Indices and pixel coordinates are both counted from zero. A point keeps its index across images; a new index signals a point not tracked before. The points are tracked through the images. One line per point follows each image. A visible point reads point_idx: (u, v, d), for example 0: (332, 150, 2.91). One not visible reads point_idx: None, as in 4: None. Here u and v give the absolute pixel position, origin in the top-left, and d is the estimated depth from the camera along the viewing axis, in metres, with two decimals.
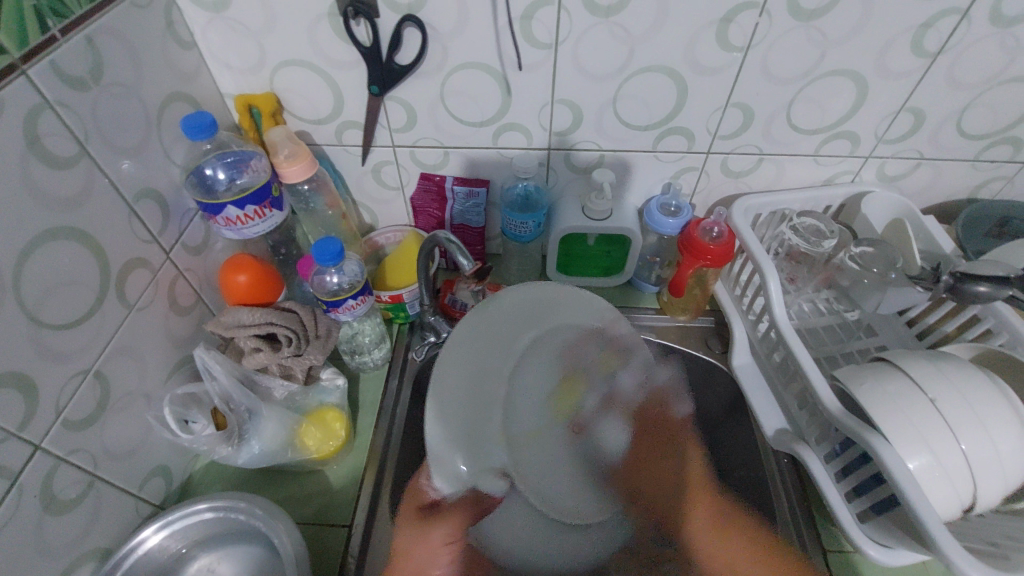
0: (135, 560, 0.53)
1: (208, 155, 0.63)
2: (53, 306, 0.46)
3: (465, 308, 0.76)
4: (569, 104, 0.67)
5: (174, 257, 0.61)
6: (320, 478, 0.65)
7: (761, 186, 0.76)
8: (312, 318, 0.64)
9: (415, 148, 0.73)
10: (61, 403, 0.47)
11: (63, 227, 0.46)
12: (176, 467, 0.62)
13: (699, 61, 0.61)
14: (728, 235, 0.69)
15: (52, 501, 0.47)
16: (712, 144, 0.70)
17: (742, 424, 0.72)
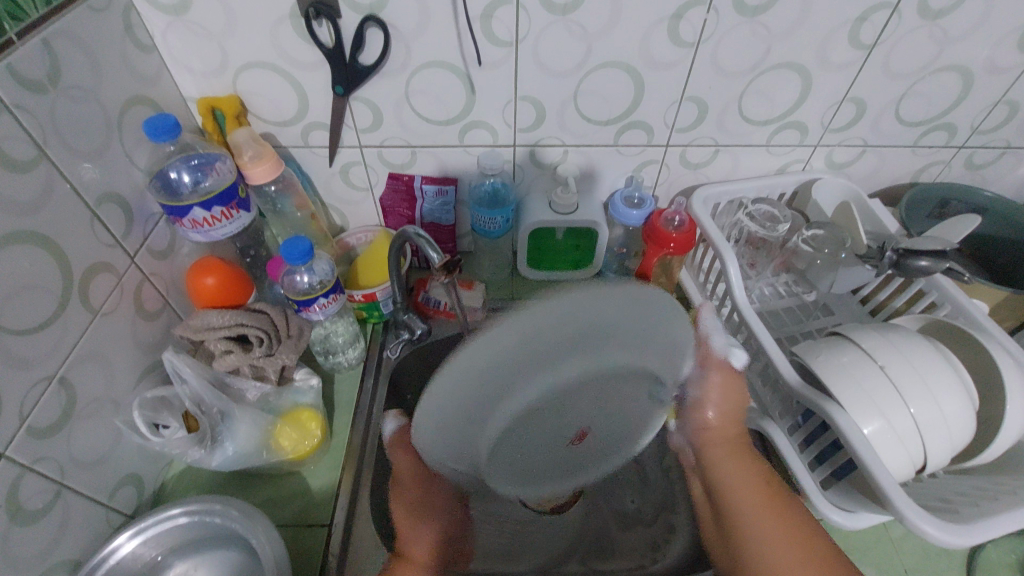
0: (107, 569, 0.52)
1: (173, 158, 0.63)
2: (14, 311, 0.45)
3: (438, 305, 0.80)
4: (532, 100, 0.69)
5: (139, 261, 0.60)
6: (297, 480, 0.65)
7: (719, 177, 0.79)
8: (284, 318, 0.64)
9: (382, 148, 0.74)
10: (24, 410, 0.46)
11: (23, 230, 0.46)
12: (147, 475, 0.61)
13: (654, 55, 0.64)
14: (689, 223, 0.72)
15: (16, 513, 0.45)
16: (670, 136, 0.73)
17: None
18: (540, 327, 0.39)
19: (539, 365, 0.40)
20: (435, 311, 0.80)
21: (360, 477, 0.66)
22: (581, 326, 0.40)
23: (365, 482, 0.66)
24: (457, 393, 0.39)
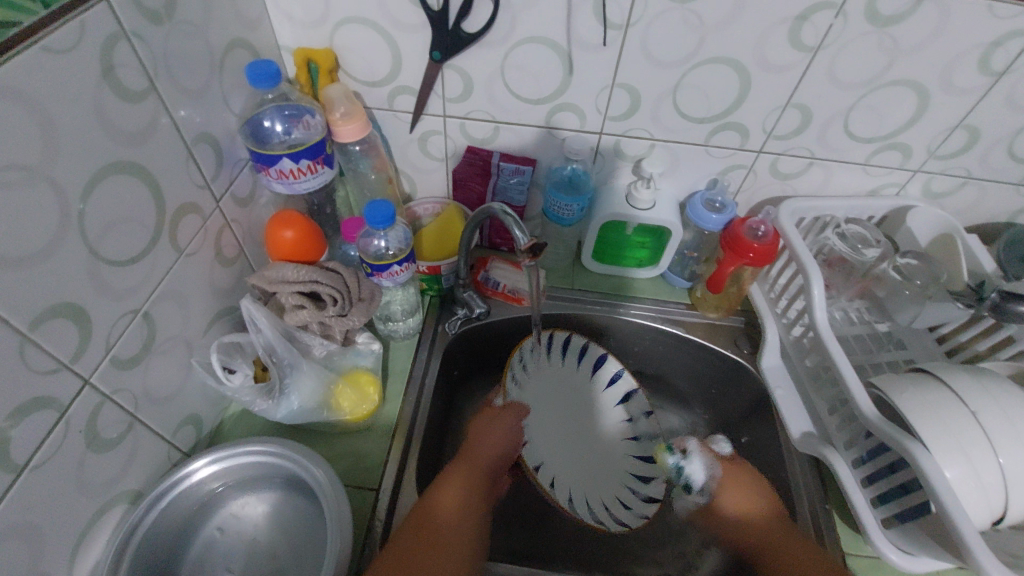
0: (180, 491, 0.53)
1: (267, 105, 0.62)
2: (113, 241, 0.45)
3: (497, 286, 0.79)
4: (629, 89, 0.66)
5: (223, 206, 0.60)
6: (348, 440, 0.65)
7: (806, 191, 0.76)
8: (356, 281, 0.63)
9: (466, 120, 0.72)
10: (110, 339, 0.46)
11: (128, 161, 0.45)
12: (207, 416, 0.62)
13: (767, 57, 0.61)
14: (773, 235, 0.69)
15: (93, 439, 0.46)
16: (765, 143, 0.70)
17: (765, 419, 0.74)
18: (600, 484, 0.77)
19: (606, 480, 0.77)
20: (494, 292, 0.80)
21: (410, 444, 0.66)
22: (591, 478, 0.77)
23: (415, 450, 0.66)
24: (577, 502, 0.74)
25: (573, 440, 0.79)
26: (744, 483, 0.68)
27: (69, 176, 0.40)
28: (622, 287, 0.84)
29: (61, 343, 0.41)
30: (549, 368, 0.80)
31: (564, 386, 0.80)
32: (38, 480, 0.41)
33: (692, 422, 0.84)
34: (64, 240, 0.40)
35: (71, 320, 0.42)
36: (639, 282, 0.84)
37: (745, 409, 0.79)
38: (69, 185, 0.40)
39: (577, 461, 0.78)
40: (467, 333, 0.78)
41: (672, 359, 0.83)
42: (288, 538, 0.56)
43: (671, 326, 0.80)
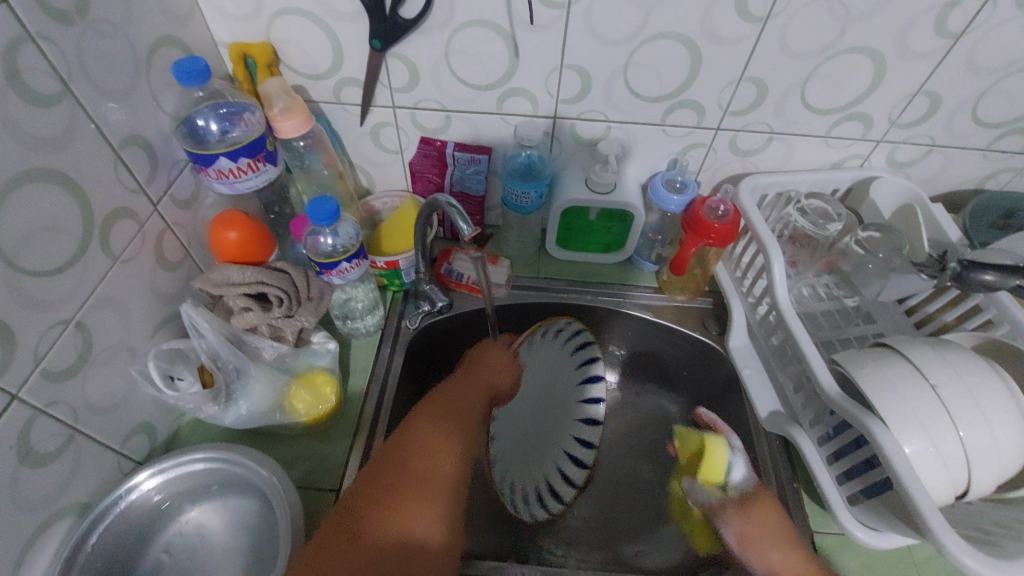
0: (124, 507, 0.52)
1: (201, 105, 0.60)
2: (32, 251, 0.44)
3: (460, 278, 0.78)
4: (578, 70, 0.64)
5: (162, 209, 0.58)
6: (308, 442, 0.64)
7: (769, 167, 0.75)
8: (305, 280, 0.62)
9: (416, 110, 0.70)
10: (39, 352, 0.45)
11: (43, 167, 0.44)
12: (160, 424, 0.61)
13: (716, 30, 0.59)
14: (734, 214, 0.67)
15: (28, 455, 0.45)
16: (722, 120, 0.68)
17: (736, 400, 0.72)
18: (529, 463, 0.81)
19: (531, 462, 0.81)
20: (458, 284, 0.78)
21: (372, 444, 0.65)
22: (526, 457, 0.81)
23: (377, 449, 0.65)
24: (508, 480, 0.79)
25: (539, 415, 0.84)
26: (773, 531, 0.60)
27: None
28: (590, 273, 0.82)
29: None
30: (550, 352, 0.84)
31: (554, 370, 0.85)
32: None
33: (666, 405, 0.83)
34: None
35: None
36: (605, 267, 0.83)
37: (718, 390, 0.77)
38: None
39: (528, 434, 0.83)
40: (431, 327, 0.77)
41: (642, 343, 0.82)
42: (245, 544, 0.55)
43: (642, 311, 0.79)
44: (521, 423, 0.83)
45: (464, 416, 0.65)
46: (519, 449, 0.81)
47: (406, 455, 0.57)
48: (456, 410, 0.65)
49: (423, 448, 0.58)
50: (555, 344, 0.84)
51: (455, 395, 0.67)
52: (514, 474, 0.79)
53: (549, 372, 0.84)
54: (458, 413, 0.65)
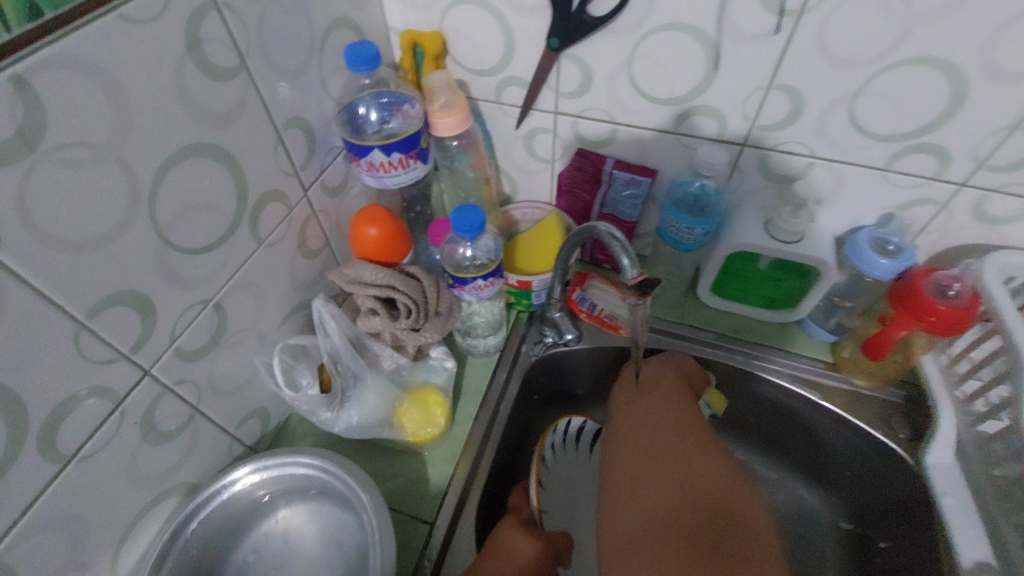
0: (226, 495, 0.50)
1: (364, 92, 0.57)
2: (185, 228, 0.42)
3: (592, 308, 0.70)
4: (789, 92, 0.53)
5: (311, 195, 0.57)
6: (411, 462, 0.59)
7: (1021, 241, 0.57)
8: (435, 291, 0.56)
9: (580, 119, 0.63)
10: (176, 329, 0.44)
11: (208, 143, 0.42)
12: (274, 411, 0.59)
13: (1001, 57, 0.45)
14: (971, 298, 0.52)
15: (149, 431, 0.44)
16: (971, 174, 0.53)
17: (924, 532, 0.57)
18: None
19: None
20: (588, 314, 0.70)
21: (474, 477, 0.59)
22: None
23: (477, 484, 0.59)
24: None
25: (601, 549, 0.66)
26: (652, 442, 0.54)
27: (141, 157, 0.37)
28: (744, 328, 0.70)
29: (121, 332, 0.39)
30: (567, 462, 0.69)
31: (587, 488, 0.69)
32: (85, 471, 0.39)
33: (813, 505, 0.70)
34: (131, 225, 0.38)
35: (135, 310, 0.40)
36: (765, 325, 0.70)
37: (891, 510, 0.62)
38: (141, 165, 0.37)
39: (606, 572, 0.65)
40: (551, 358, 0.70)
41: (792, 421, 0.69)
42: (334, 561, 0.52)
43: (802, 387, 0.66)
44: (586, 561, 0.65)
45: (676, 432, 0.54)
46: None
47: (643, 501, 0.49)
48: (669, 434, 0.54)
49: (653, 493, 0.49)
50: (569, 458, 0.69)
51: (639, 431, 0.56)
52: None
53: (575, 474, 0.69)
54: (659, 429, 0.55)
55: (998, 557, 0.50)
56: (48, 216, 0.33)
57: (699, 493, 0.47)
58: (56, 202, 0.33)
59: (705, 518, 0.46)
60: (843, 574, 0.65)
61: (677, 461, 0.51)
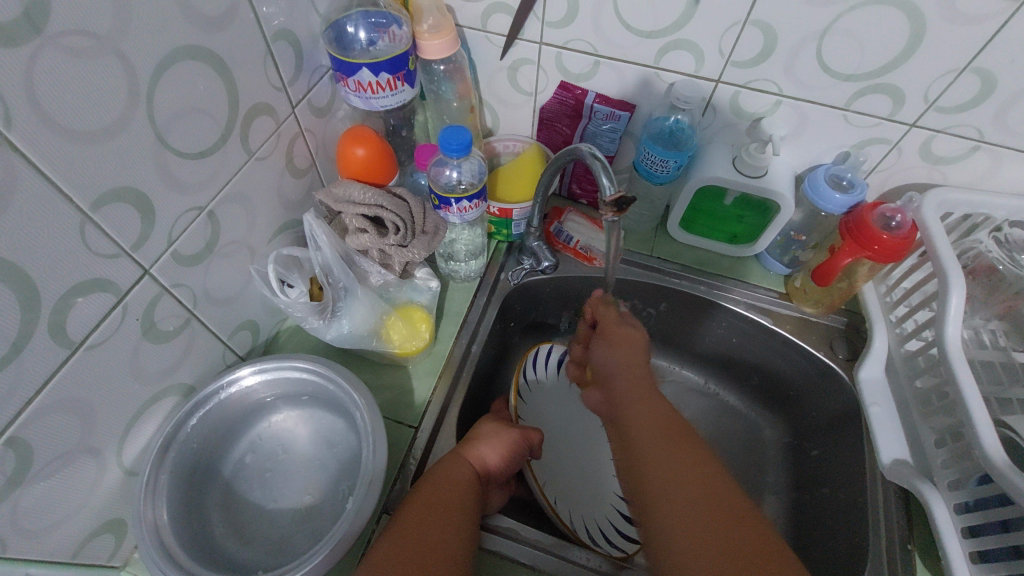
0: (225, 394, 0.54)
1: (352, 11, 0.57)
2: (181, 132, 0.43)
3: (569, 241, 0.73)
4: (764, 29, 0.56)
5: (299, 114, 0.57)
6: (396, 373, 0.63)
7: (959, 181, 0.63)
8: (422, 211, 0.59)
9: (564, 50, 0.64)
10: (173, 233, 0.45)
11: (202, 47, 0.43)
12: (264, 325, 0.62)
13: (954, 3, 0.49)
14: (909, 228, 0.59)
15: (150, 329, 0.46)
16: (922, 115, 0.58)
17: (852, 437, 0.64)
18: (604, 499, 0.67)
19: (600, 501, 0.67)
20: (564, 246, 0.74)
21: (456, 387, 0.64)
22: (591, 495, 0.68)
23: (459, 394, 0.63)
24: (596, 515, 0.65)
25: (573, 460, 0.71)
26: (649, 425, 0.54)
27: (139, 51, 0.38)
28: (707, 262, 0.75)
29: (122, 229, 0.41)
30: (543, 383, 0.73)
31: (569, 407, 0.74)
32: (93, 359, 0.42)
33: (760, 422, 0.78)
34: (130, 120, 0.39)
35: (135, 208, 0.41)
36: (726, 259, 0.76)
37: (826, 422, 0.70)
38: (138, 62, 0.38)
39: (576, 478, 0.69)
40: (530, 286, 0.74)
41: (738, 344, 0.76)
42: (327, 457, 0.56)
43: (758, 314, 0.72)
44: (560, 470, 0.69)
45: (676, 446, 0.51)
46: (579, 493, 0.68)
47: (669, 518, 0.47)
48: (668, 443, 0.51)
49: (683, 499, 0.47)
50: (546, 380, 0.74)
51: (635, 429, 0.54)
52: (577, 512, 0.65)
53: (550, 395, 0.73)
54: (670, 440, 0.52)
55: (911, 453, 0.58)
56: (54, 103, 0.34)
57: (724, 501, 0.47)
58: (61, 88, 0.34)
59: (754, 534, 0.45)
60: (784, 477, 0.73)
61: (692, 481, 0.48)
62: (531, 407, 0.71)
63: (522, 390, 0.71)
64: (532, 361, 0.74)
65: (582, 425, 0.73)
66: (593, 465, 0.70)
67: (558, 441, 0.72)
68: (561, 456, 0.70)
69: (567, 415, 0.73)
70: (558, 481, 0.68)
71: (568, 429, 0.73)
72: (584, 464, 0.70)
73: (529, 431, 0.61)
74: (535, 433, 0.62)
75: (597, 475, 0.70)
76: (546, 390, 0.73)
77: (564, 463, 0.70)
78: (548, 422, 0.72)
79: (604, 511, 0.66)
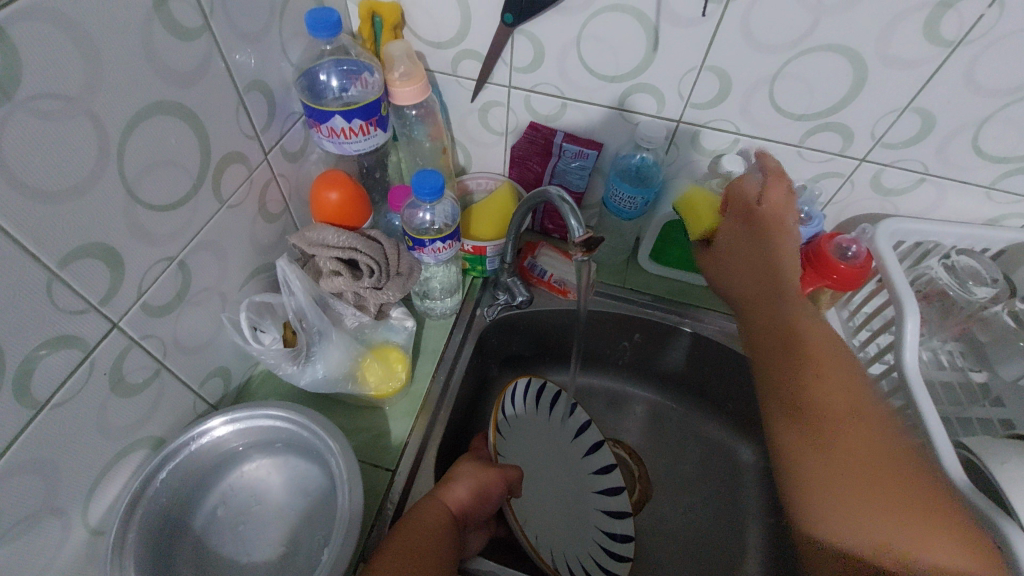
0: (196, 444, 0.52)
1: (324, 59, 0.59)
2: (152, 184, 0.43)
3: (543, 275, 0.75)
4: (720, 73, 0.59)
5: (272, 159, 0.58)
6: (373, 414, 0.63)
7: (910, 211, 0.67)
8: (396, 253, 0.59)
9: (532, 93, 0.67)
10: (142, 285, 0.45)
11: (173, 102, 0.43)
12: (236, 370, 0.61)
13: (892, 50, 0.52)
14: (865, 257, 0.61)
15: (118, 383, 0.45)
16: (870, 151, 0.61)
17: None
18: (586, 531, 0.69)
19: (579, 534, 0.69)
20: (539, 280, 0.75)
21: (433, 427, 0.63)
22: (571, 527, 0.69)
23: (436, 435, 0.63)
24: (578, 549, 0.67)
25: (552, 494, 0.71)
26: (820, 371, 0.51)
27: (109, 109, 0.38)
28: (678, 292, 0.78)
29: (90, 284, 0.40)
30: (524, 417, 0.72)
31: (548, 442, 0.74)
32: (57, 418, 0.41)
33: (737, 449, 0.79)
34: (98, 177, 0.39)
35: (103, 263, 0.41)
36: (695, 289, 0.78)
37: None
38: (108, 119, 0.38)
39: (555, 515, 0.69)
40: (506, 320, 0.75)
41: (713, 374, 0.78)
42: (302, 506, 0.55)
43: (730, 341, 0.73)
44: (540, 506, 0.69)
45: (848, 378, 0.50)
46: (558, 527, 0.68)
47: (818, 465, 0.47)
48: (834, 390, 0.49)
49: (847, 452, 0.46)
50: (526, 413, 0.73)
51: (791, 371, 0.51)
52: (558, 548, 0.66)
53: (529, 428, 0.73)
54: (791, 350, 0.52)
55: None
56: (23, 164, 0.34)
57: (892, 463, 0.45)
58: (29, 149, 0.34)
59: (922, 495, 0.44)
60: (760, 505, 0.74)
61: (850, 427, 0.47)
62: (507, 445, 0.69)
63: (501, 426, 0.69)
64: (511, 394, 0.71)
65: (559, 458, 0.74)
66: (572, 498, 0.71)
67: (539, 476, 0.71)
68: (540, 491, 0.70)
69: (545, 448, 0.73)
70: (539, 519, 0.67)
71: (546, 462, 0.73)
72: (563, 497, 0.71)
73: (510, 468, 0.61)
74: (513, 470, 0.61)
75: (576, 507, 0.71)
76: (526, 424, 0.72)
77: (542, 499, 0.70)
78: (528, 456, 0.71)
79: (583, 544, 0.68)
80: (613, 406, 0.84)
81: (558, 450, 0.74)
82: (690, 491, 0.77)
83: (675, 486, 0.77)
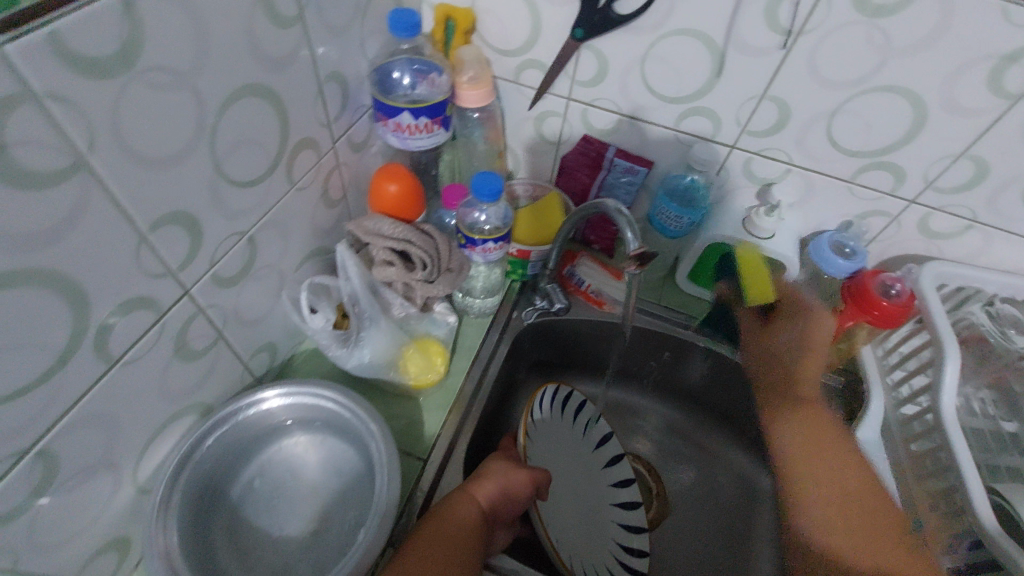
0: (243, 415, 0.54)
1: (399, 57, 0.62)
2: (236, 161, 0.46)
3: (581, 284, 0.76)
4: (780, 104, 0.60)
5: (339, 148, 0.60)
6: (408, 403, 0.64)
7: (953, 255, 0.67)
8: (447, 249, 0.61)
9: (591, 107, 0.68)
10: (215, 256, 0.47)
11: (263, 85, 0.46)
12: (282, 348, 0.63)
13: (953, 98, 0.53)
14: (908, 297, 0.62)
15: (182, 348, 0.47)
16: (921, 193, 0.62)
17: None
18: (602, 541, 0.70)
19: (597, 543, 0.69)
20: (576, 289, 0.77)
21: (465, 421, 0.64)
22: (589, 535, 0.69)
23: (467, 430, 0.64)
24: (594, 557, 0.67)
25: (573, 500, 0.71)
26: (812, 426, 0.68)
27: (210, 87, 0.40)
28: None
29: (171, 249, 0.42)
30: (551, 421, 0.73)
31: (571, 448, 0.75)
32: (127, 374, 0.43)
33: (757, 475, 0.79)
34: (192, 149, 0.41)
35: (184, 231, 0.43)
36: None
37: None
38: (207, 96, 0.41)
39: (574, 522, 0.69)
40: (541, 325, 0.76)
41: (740, 397, 0.78)
42: (337, 485, 0.56)
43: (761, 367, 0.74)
44: (561, 510, 0.69)
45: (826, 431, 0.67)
46: (576, 534, 0.68)
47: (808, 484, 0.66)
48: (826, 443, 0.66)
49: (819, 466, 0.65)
50: (553, 417, 0.74)
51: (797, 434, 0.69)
52: (577, 556, 0.66)
53: (554, 433, 0.73)
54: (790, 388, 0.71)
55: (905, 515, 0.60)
56: (133, 131, 0.36)
57: (874, 499, 0.60)
58: (140, 118, 0.36)
59: (881, 513, 0.59)
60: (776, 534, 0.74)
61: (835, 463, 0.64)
62: (535, 445, 0.70)
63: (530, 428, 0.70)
64: (540, 398, 0.72)
65: (582, 466, 0.74)
66: (591, 507, 0.72)
67: (561, 481, 0.72)
68: (562, 496, 0.71)
69: (569, 453, 0.74)
70: (559, 522, 0.68)
71: (569, 468, 0.73)
72: (583, 504, 0.72)
73: (539, 471, 0.62)
74: (541, 474, 0.62)
75: (595, 516, 0.71)
76: (552, 428, 0.73)
77: (563, 503, 0.70)
78: (552, 459, 0.72)
79: (600, 554, 0.68)
80: (637, 420, 0.84)
81: (581, 457, 0.75)
82: (708, 512, 0.77)
83: (692, 505, 0.78)
